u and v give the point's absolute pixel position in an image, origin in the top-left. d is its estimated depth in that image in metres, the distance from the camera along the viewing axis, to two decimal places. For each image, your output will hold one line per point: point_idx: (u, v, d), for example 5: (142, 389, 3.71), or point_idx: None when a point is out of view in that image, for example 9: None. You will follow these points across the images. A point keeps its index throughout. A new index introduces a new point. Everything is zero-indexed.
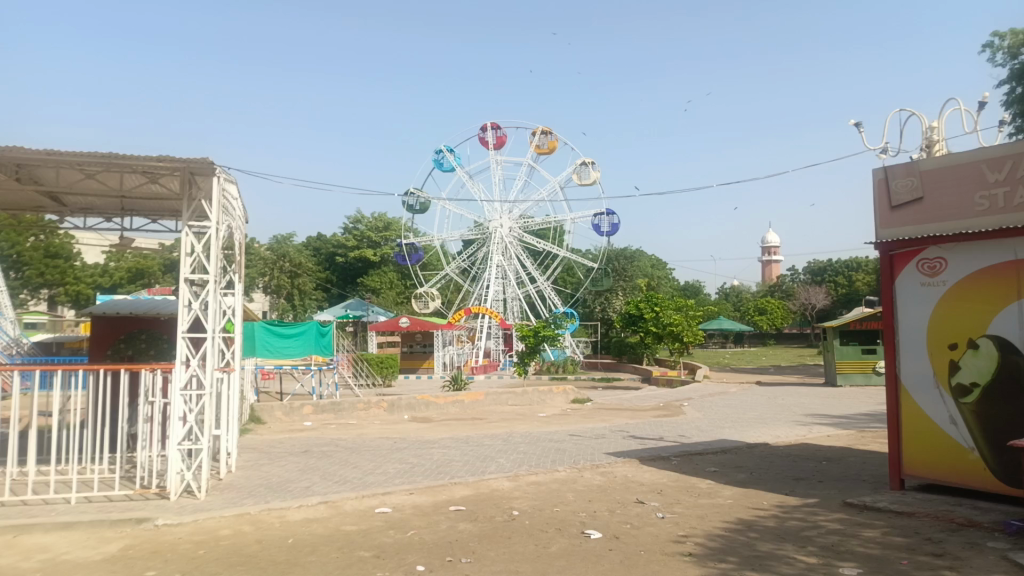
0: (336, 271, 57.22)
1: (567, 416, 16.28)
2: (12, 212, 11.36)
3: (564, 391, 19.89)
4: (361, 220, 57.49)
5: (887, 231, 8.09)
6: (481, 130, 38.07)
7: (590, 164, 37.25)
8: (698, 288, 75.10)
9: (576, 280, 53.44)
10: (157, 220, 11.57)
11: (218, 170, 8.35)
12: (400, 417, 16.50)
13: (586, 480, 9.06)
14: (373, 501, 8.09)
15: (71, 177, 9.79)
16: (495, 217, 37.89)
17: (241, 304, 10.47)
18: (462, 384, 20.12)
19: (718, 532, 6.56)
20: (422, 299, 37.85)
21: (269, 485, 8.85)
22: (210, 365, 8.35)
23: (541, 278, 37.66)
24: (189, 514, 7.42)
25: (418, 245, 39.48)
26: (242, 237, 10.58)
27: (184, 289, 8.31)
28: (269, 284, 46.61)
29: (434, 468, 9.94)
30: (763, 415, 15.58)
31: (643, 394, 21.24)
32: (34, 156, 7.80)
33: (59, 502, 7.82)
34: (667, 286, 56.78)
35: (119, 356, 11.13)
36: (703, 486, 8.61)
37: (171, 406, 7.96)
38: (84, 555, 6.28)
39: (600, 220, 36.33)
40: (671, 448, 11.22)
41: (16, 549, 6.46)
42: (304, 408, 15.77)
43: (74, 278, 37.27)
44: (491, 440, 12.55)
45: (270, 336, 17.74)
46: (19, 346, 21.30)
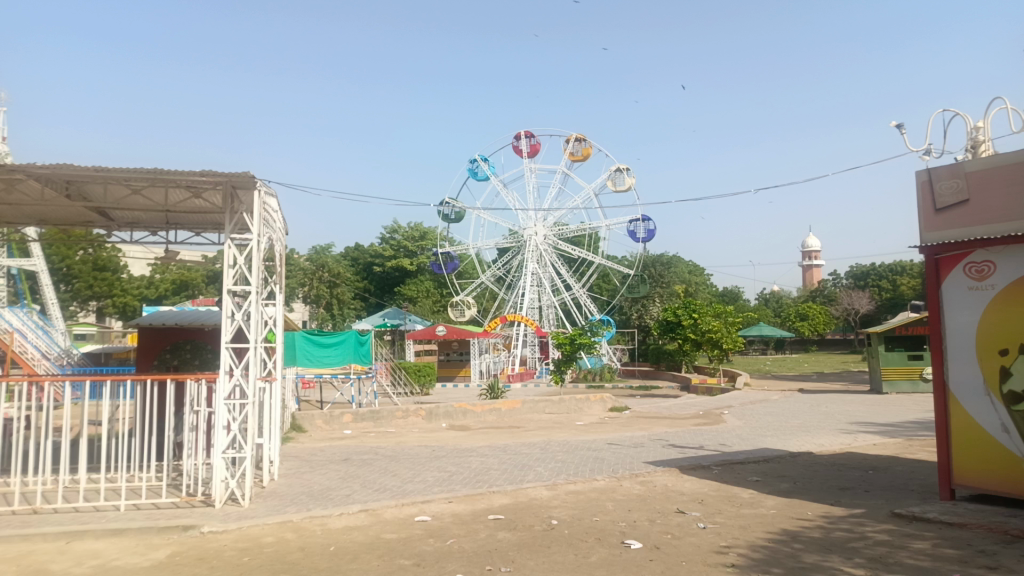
0: (374, 280, 57.72)
1: (605, 425, 16.18)
2: (63, 227, 11.67)
3: (602, 398, 19.75)
4: (398, 229, 57.92)
5: (932, 234, 7.87)
6: (515, 138, 38.14)
7: (625, 171, 37.06)
8: (737, 294, 74.21)
9: (612, 286, 53.29)
10: (201, 232, 11.80)
11: (259, 183, 8.52)
12: (438, 425, 16.59)
13: (625, 489, 8.99)
14: (413, 509, 8.15)
15: (119, 193, 10.11)
16: (529, 225, 37.94)
17: (282, 314, 10.56)
18: (499, 392, 20.14)
19: (762, 543, 6.45)
20: (458, 307, 37.93)
21: (310, 493, 8.97)
22: (253, 375, 8.50)
23: (577, 286, 37.57)
24: (233, 521, 7.55)
25: (454, 254, 39.70)
26: (282, 248, 10.77)
27: (228, 300, 8.48)
28: (308, 294, 47.25)
29: (473, 476, 9.97)
30: (806, 423, 15.30)
31: (683, 402, 20.98)
32: (83, 172, 8.04)
33: (109, 509, 8.04)
34: (705, 292, 56.24)
35: (165, 366, 11.42)
36: (745, 496, 8.49)
37: (216, 415, 8.13)
38: (133, 561, 6.43)
39: (636, 226, 36.16)
40: (711, 457, 11.08)
41: (69, 555, 6.64)
42: (344, 416, 15.90)
43: (121, 290, 38.47)
44: (529, 448, 12.56)
45: (310, 345, 18.12)
46: (69, 357, 22.27)
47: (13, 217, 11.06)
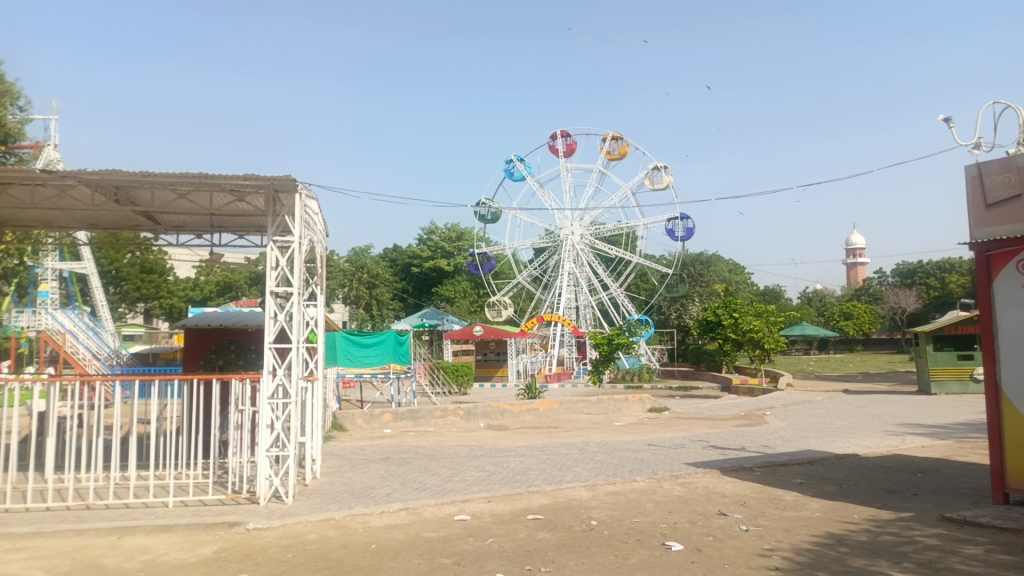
0: (411, 281, 58.11)
1: (644, 425, 16.06)
2: (112, 231, 12.00)
3: (641, 399, 19.58)
4: (435, 230, 58.26)
5: (983, 230, 7.64)
6: (551, 137, 38.05)
7: (663, 169, 36.74)
8: (779, 292, 72.97)
9: (650, 286, 52.92)
10: (244, 235, 12.03)
11: (300, 186, 8.64)
12: (477, 425, 16.67)
13: (665, 490, 8.91)
14: (452, 508, 8.19)
15: (165, 198, 10.37)
16: (566, 225, 37.81)
17: (323, 315, 10.71)
18: (537, 392, 20.12)
19: (806, 546, 6.34)
20: (495, 307, 38.03)
21: (352, 491, 9.08)
22: (296, 375, 8.66)
23: (615, 285, 37.36)
24: (277, 518, 7.69)
25: (491, 254, 39.82)
26: (323, 251, 10.93)
27: (271, 301, 8.63)
28: (348, 295, 47.86)
29: (512, 476, 9.98)
30: (852, 424, 14.96)
31: (723, 402, 20.72)
32: (132, 178, 8.26)
33: (158, 505, 8.26)
34: (746, 292, 55.41)
35: (211, 366, 11.69)
36: (789, 499, 8.34)
37: (260, 414, 8.28)
38: (181, 557, 6.58)
39: (674, 225, 35.80)
40: (754, 459, 10.92)
41: (120, 550, 6.84)
42: (383, 415, 16.08)
43: (168, 292, 39.59)
44: (567, 448, 12.54)
45: (350, 344, 18.43)
46: (119, 357, 22.93)
47: (64, 222, 11.42)
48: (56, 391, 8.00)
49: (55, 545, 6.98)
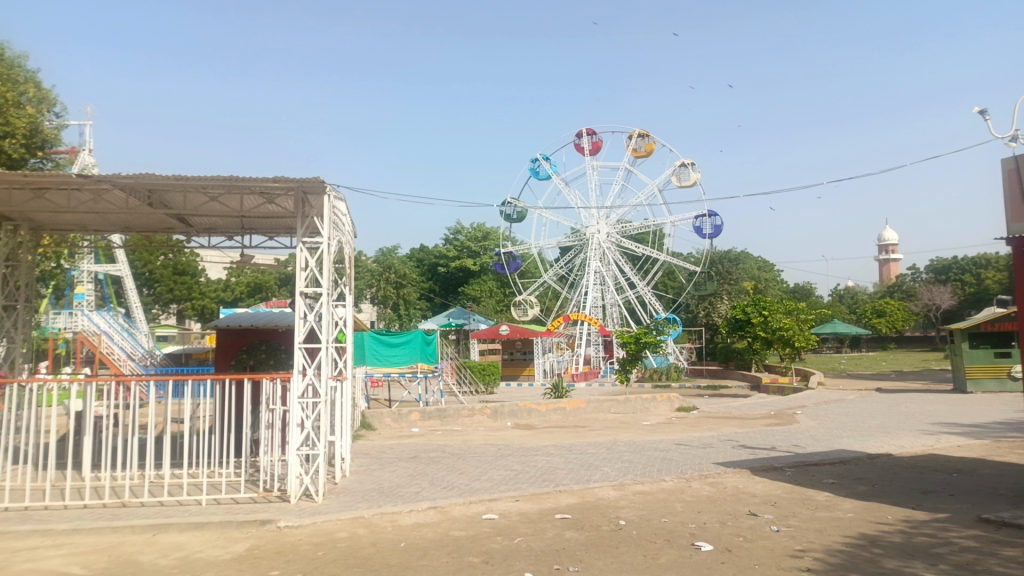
0: (438, 281, 58.30)
1: (672, 425, 15.95)
2: (146, 234, 12.24)
3: (669, 398, 19.45)
4: (461, 229, 58.48)
5: (1020, 225, 7.45)
6: (577, 136, 37.95)
7: (690, 166, 36.45)
8: (810, 290, 71.97)
9: (678, 284, 52.54)
10: (274, 237, 12.19)
11: (328, 188, 8.73)
12: (504, 424, 16.70)
13: (695, 490, 8.85)
14: (480, 507, 8.21)
15: (197, 200, 10.54)
16: (592, 224, 37.67)
17: (352, 315, 10.79)
18: (564, 391, 20.10)
19: (839, 547, 6.25)
20: (521, 306, 38.06)
21: (380, 490, 9.16)
22: (326, 374, 8.76)
23: (641, 284, 37.14)
24: (308, 516, 7.77)
25: (517, 253, 39.85)
26: (351, 252, 11.03)
27: (301, 302, 8.73)
28: (375, 295, 48.29)
29: (539, 475, 9.99)
30: (886, 423, 14.71)
31: (753, 401, 20.49)
32: (165, 181, 8.41)
33: (192, 503, 8.41)
34: (776, 289, 54.74)
35: (242, 366, 11.84)
36: (821, 499, 8.23)
37: (290, 413, 8.38)
38: (214, 554, 6.69)
39: (702, 222, 35.49)
40: (784, 458, 10.79)
41: (155, 547, 6.97)
42: (412, 414, 16.19)
43: (200, 293, 40.55)
44: (595, 447, 12.51)
45: (378, 344, 18.58)
46: (153, 357, 23.38)
47: (99, 225, 11.67)
48: (92, 391, 8.17)
49: (93, 541, 7.14)
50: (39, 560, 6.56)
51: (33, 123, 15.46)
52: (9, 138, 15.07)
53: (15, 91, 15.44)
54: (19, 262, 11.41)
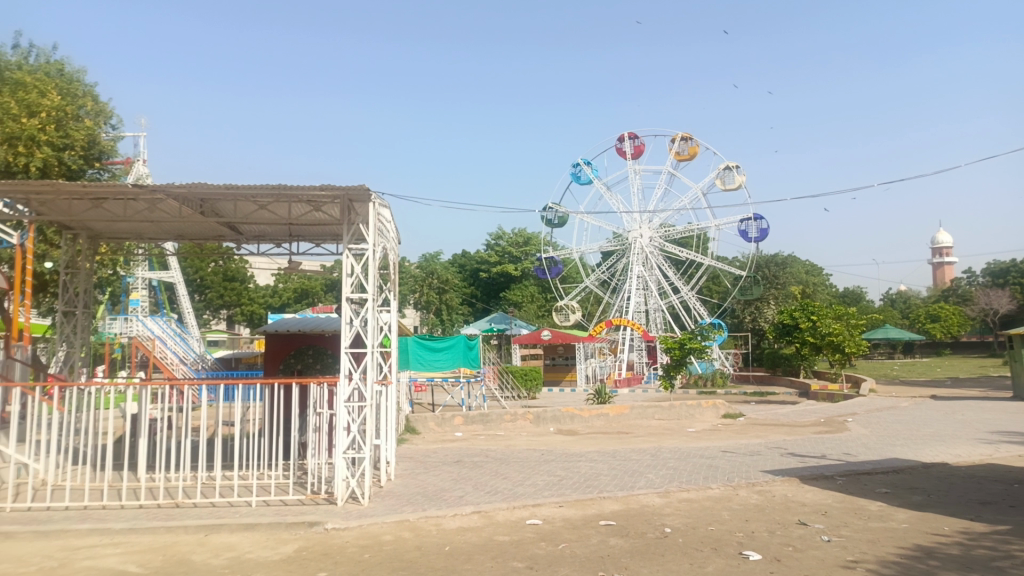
0: (480, 286, 58.42)
1: (718, 432, 15.73)
2: (198, 242, 12.59)
3: (715, 405, 19.16)
4: (503, 235, 58.65)
5: None
6: (618, 139, 37.78)
7: (735, 168, 35.94)
8: (860, 294, 70.21)
9: (723, 288, 51.79)
10: (320, 244, 12.42)
11: (373, 195, 8.87)
12: (546, 429, 16.68)
13: (742, 498, 8.70)
14: (524, 513, 8.22)
15: (246, 209, 10.81)
16: (634, 228, 37.41)
17: (396, 320, 10.91)
18: (607, 397, 19.97)
19: (893, 558, 6.08)
20: (563, 311, 37.99)
21: (425, 494, 9.23)
22: (371, 379, 8.88)
23: (685, 288, 36.73)
24: (354, 519, 7.87)
25: (558, 258, 39.77)
26: (396, 258, 11.15)
27: (347, 307, 8.88)
28: (418, 300, 48.71)
29: (583, 481, 9.94)
30: (941, 432, 14.25)
31: (802, 408, 20.05)
32: (216, 190, 8.65)
33: (242, 504, 8.60)
34: (825, 293, 53.53)
35: (290, 370, 11.91)
36: (874, 509, 8.02)
37: (337, 417, 8.52)
38: (264, 555, 6.83)
39: (748, 225, 34.96)
40: (835, 467, 10.53)
41: (208, 547, 7.14)
42: (455, 419, 16.31)
43: (249, 299, 41.60)
44: (639, 454, 12.40)
45: (422, 349, 18.79)
46: (204, 361, 23.97)
47: (154, 233, 12.03)
48: (147, 394, 8.41)
49: (148, 541, 7.36)
50: (98, 558, 6.79)
51: (91, 135, 16.02)
52: (69, 150, 15.63)
53: (75, 105, 16.02)
54: (79, 269, 11.83)
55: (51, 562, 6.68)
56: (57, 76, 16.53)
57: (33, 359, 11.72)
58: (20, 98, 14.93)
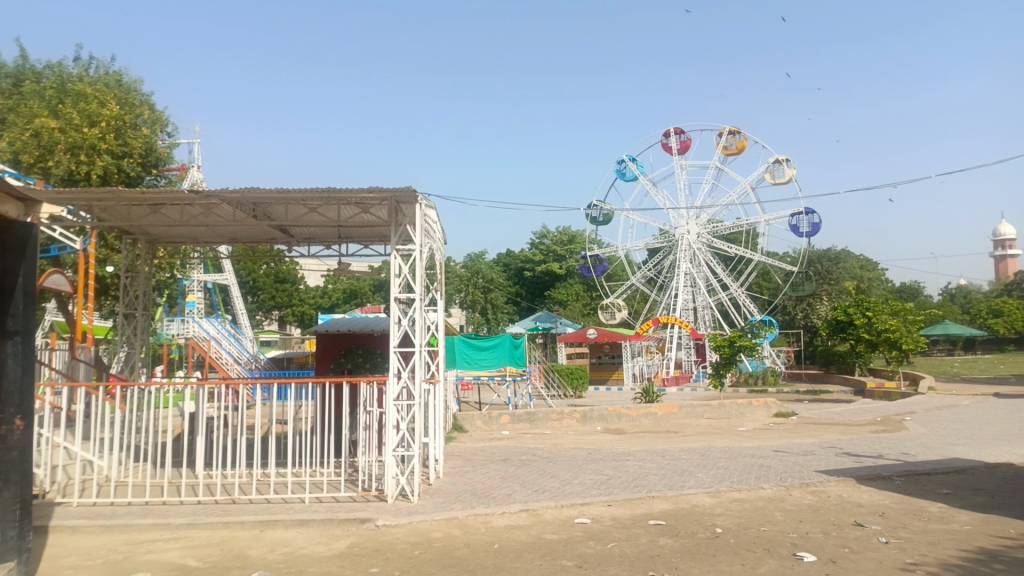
0: (525, 285, 58.51)
1: (769, 431, 15.44)
2: (251, 245, 12.91)
3: (766, 403, 18.82)
4: (547, 234, 58.54)
5: None
6: (664, 135, 37.39)
7: (785, 162, 35.20)
8: (917, 289, 68.12)
9: (773, 284, 50.79)
10: (369, 245, 12.60)
11: (420, 197, 8.97)
12: (593, 428, 16.63)
13: (795, 499, 8.53)
14: (572, 511, 8.21)
15: (298, 212, 11.04)
16: (681, 224, 36.97)
17: (443, 320, 11.01)
18: (654, 396, 19.78)
19: (956, 561, 5.88)
20: (609, 309, 37.77)
21: (473, 491, 9.30)
22: (419, 377, 8.98)
23: (734, 285, 36.14)
24: (405, 516, 7.98)
25: (603, 256, 39.52)
26: (442, 257, 11.23)
27: (395, 307, 9.01)
28: (464, 299, 49.03)
29: (632, 480, 9.88)
30: (1006, 432, 13.69)
31: (857, 407, 19.53)
32: (268, 195, 8.86)
33: (295, 501, 8.79)
34: (880, 289, 52.02)
35: (340, 369, 12.23)
36: (934, 510, 7.78)
37: (386, 415, 8.66)
38: (317, 550, 6.97)
39: (799, 220, 34.23)
40: (892, 467, 10.25)
41: (264, 542, 7.33)
42: (502, 417, 16.39)
43: (299, 300, 42.53)
44: (688, 453, 12.27)
45: (468, 348, 18.89)
46: (257, 361, 24.62)
47: (209, 236, 12.36)
48: (204, 394, 8.66)
49: (206, 536, 7.57)
50: (159, 552, 7.02)
51: (148, 143, 16.59)
52: (128, 157, 16.19)
53: (132, 114, 16.61)
54: (138, 272, 12.21)
55: (116, 555, 6.95)
56: (115, 87, 17.17)
57: (96, 360, 12.17)
58: (81, 109, 15.53)
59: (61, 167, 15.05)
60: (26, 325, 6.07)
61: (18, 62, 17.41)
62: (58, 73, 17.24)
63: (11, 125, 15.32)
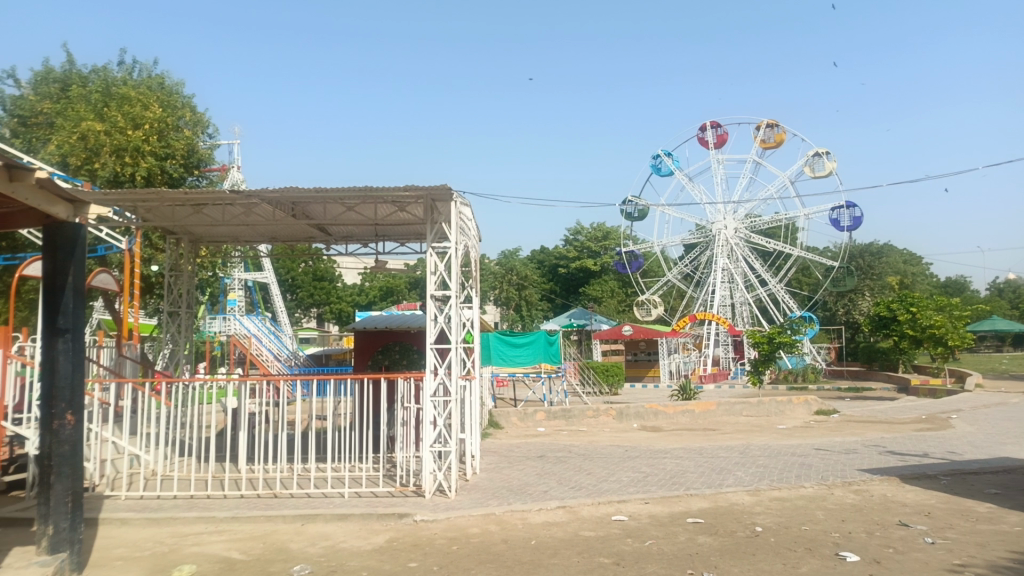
0: (559, 281, 58.43)
1: (810, 429, 15.17)
2: (290, 244, 13.11)
3: (806, 401, 18.51)
4: (582, 230, 58.24)
5: None
6: (700, 129, 36.94)
7: (824, 155, 34.53)
8: (964, 284, 66.29)
9: (813, 279, 49.90)
10: (405, 243, 12.70)
11: (455, 195, 9.02)
12: (630, 426, 16.54)
13: (837, 498, 8.38)
14: (610, 508, 8.19)
15: (336, 211, 11.19)
16: (718, 220, 36.50)
17: (478, 317, 11.05)
18: (691, 393, 19.59)
19: (1006, 563, 5.73)
20: (644, 306, 37.49)
21: (510, 487, 9.34)
22: (456, 374, 9.04)
23: (773, 281, 35.58)
24: (442, 511, 8.05)
25: (638, 252, 39.23)
26: (477, 255, 11.26)
27: (432, 305, 9.08)
28: (498, 296, 49.16)
29: (669, 478, 9.81)
30: None
31: (902, 405, 19.07)
32: (307, 194, 8.98)
33: (335, 495, 8.93)
34: (925, 283, 50.70)
35: (378, 366, 12.50)
36: (982, 510, 7.58)
37: (424, 412, 8.73)
38: (357, 544, 7.08)
39: (840, 213, 33.53)
40: (939, 466, 10.00)
41: (305, 536, 7.45)
42: (537, 414, 16.42)
43: (337, 297, 43.17)
44: (727, 451, 12.14)
45: (503, 345, 18.92)
46: (296, 357, 25.09)
47: (249, 236, 12.62)
48: (246, 389, 8.83)
49: (249, 529, 7.73)
50: (204, 544, 7.19)
51: (190, 144, 16.97)
52: (171, 159, 16.58)
53: (174, 116, 17.00)
54: (182, 271, 12.51)
55: (163, 547, 7.13)
56: (158, 90, 17.59)
57: (141, 356, 12.51)
58: (126, 112, 15.96)
59: (107, 169, 15.47)
60: (76, 323, 6.22)
61: (65, 68, 17.94)
62: (103, 77, 17.73)
63: (59, 129, 15.81)
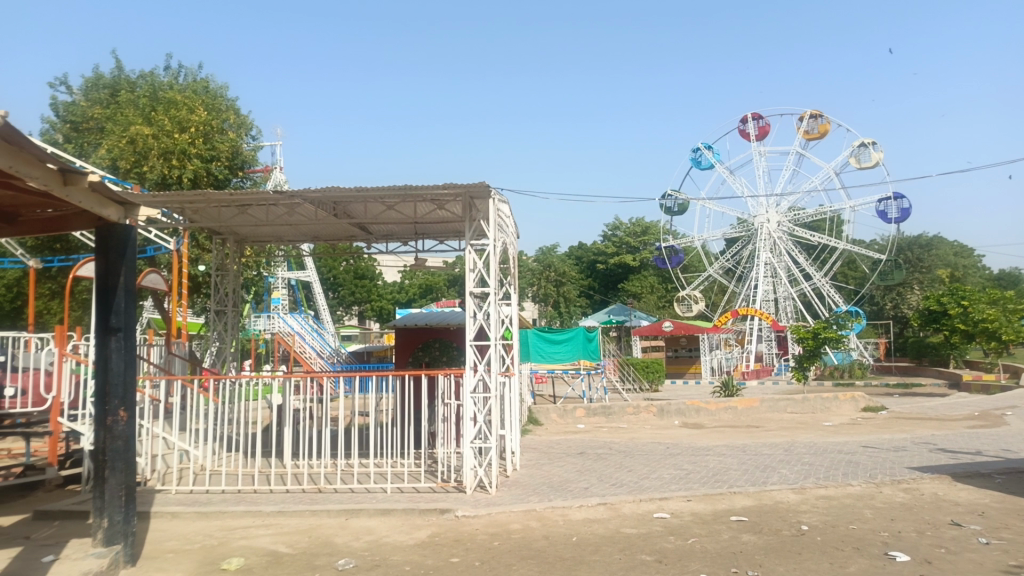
0: (597, 277, 58.15)
1: (857, 426, 14.84)
2: (332, 243, 13.29)
3: (853, 397, 18.12)
4: (620, 225, 57.83)
5: None
6: (742, 121, 36.34)
7: (870, 145, 33.70)
8: (1017, 276, 64.14)
9: (860, 273, 48.75)
10: (444, 241, 12.78)
11: (493, 192, 9.04)
12: (671, 422, 16.39)
13: (886, 497, 8.18)
14: (651, 506, 8.14)
15: (376, 210, 11.31)
16: (760, 213, 35.89)
17: (517, 313, 11.06)
18: (733, 390, 19.33)
19: None
20: (685, 301, 37.08)
21: (551, 484, 9.34)
22: (495, 370, 9.07)
23: (817, 275, 34.87)
24: (483, 507, 8.09)
25: (678, 247, 38.79)
26: (515, 251, 11.25)
27: (471, 302, 9.11)
28: (537, 293, 49.14)
29: (712, 475, 9.70)
30: None
31: (954, 402, 18.52)
32: (348, 194, 9.10)
33: (377, 490, 9.04)
34: (977, 276, 49.13)
35: (418, 363, 12.54)
36: None
37: (464, 407, 8.78)
38: (400, 539, 7.16)
39: (887, 205, 32.70)
40: (993, 464, 9.70)
41: (349, 530, 7.56)
42: (577, 410, 16.39)
43: (377, 295, 43.73)
44: (771, 448, 11.94)
45: (542, 342, 18.91)
46: (338, 354, 25.45)
47: (293, 235, 12.84)
48: (290, 386, 8.98)
49: (295, 523, 7.87)
50: (252, 538, 7.35)
51: (234, 146, 17.31)
52: (216, 161, 16.96)
53: (219, 119, 17.37)
54: (227, 270, 12.78)
55: (212, 540, 7.32)
56: (202, 94, 18.00)
57: (190, 354, 12.84)
58: (172, 116, 16.37)
59: (155, 172, 15.88)
60: (127, 322, 6.39)
61: (114, 74, 18.50)
62: (150, 82, 18.22)
63: (110, 133, 16.31)
